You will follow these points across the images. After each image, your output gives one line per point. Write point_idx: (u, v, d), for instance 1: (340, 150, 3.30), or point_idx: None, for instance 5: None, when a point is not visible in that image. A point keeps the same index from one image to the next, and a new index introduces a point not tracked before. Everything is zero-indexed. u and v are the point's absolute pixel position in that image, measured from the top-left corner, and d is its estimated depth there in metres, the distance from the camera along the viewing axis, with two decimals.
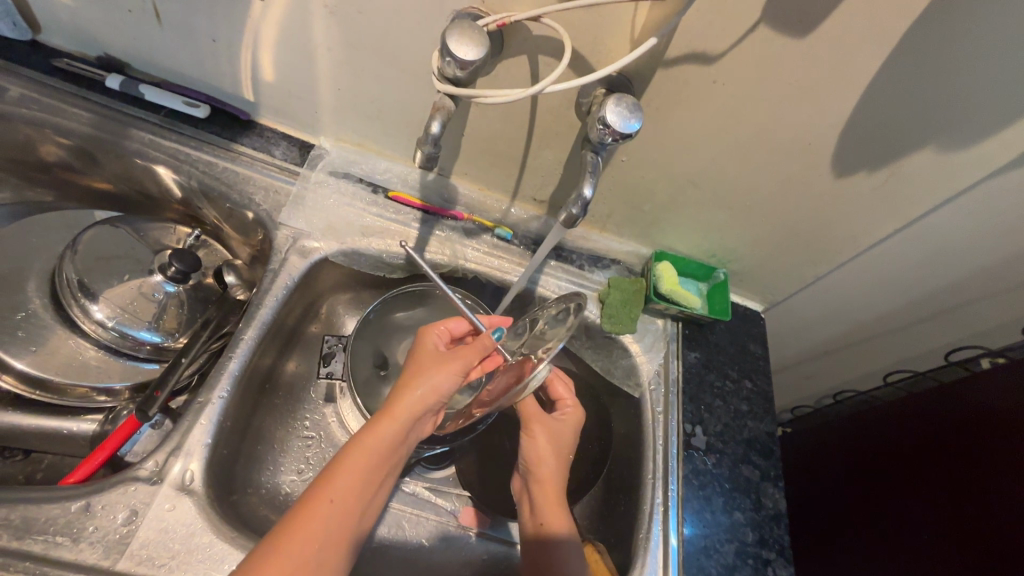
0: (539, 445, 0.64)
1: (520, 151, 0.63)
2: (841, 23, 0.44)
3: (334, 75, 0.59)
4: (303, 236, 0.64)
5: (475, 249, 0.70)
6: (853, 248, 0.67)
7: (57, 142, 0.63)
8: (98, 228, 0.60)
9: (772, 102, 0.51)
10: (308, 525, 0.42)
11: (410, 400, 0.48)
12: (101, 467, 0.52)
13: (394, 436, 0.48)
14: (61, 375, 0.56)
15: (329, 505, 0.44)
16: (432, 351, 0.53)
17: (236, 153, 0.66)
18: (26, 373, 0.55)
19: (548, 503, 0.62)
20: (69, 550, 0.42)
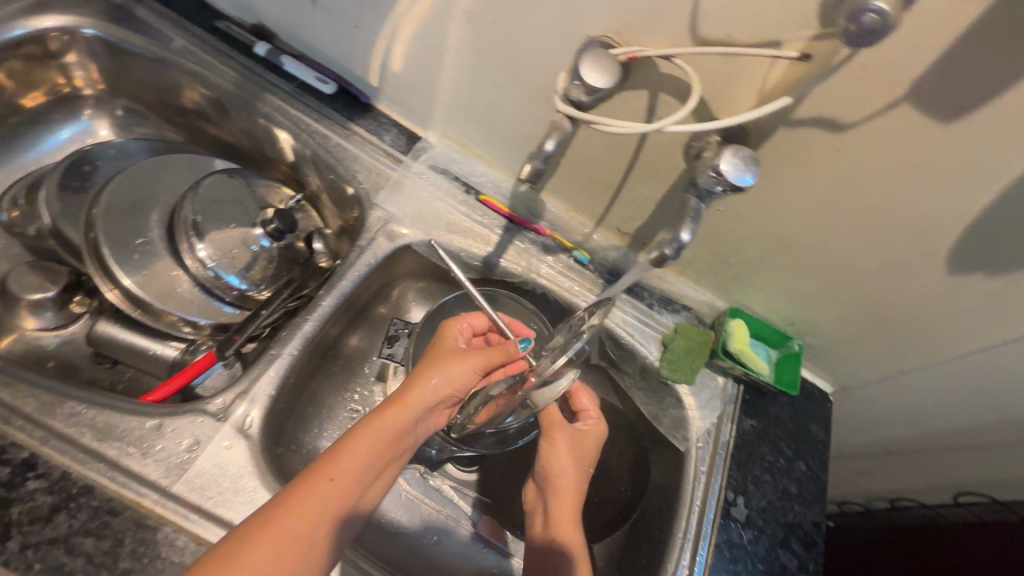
0: (555, 462, 0.60)
1: (617, 180, 0.63)
2: (992, 117, 0.41)
3: (457, 75, 0.62)
4: (393, 221, 0.67)
5: (550, 266, 0.70)
6: (949, 350, 0.62)
7: (201, 93, 0.69)
8: (218, 176, 0.65)
9: (895, 182, 0.49)
10: (308, 499, 0.43)
11: (423, 387, 0.52)
12: (176, 393, 0.57)
13: (402, 423, 0.50)
14: (158, 300, 0.60)
15: (331, 482, 0.44)
16: (451, 348, 0.57)
17: (351, 131, 0.70)
18: (131, 290, 0.59)
19: (558, 533, 0.58)
20: (136, 462, 0.46)
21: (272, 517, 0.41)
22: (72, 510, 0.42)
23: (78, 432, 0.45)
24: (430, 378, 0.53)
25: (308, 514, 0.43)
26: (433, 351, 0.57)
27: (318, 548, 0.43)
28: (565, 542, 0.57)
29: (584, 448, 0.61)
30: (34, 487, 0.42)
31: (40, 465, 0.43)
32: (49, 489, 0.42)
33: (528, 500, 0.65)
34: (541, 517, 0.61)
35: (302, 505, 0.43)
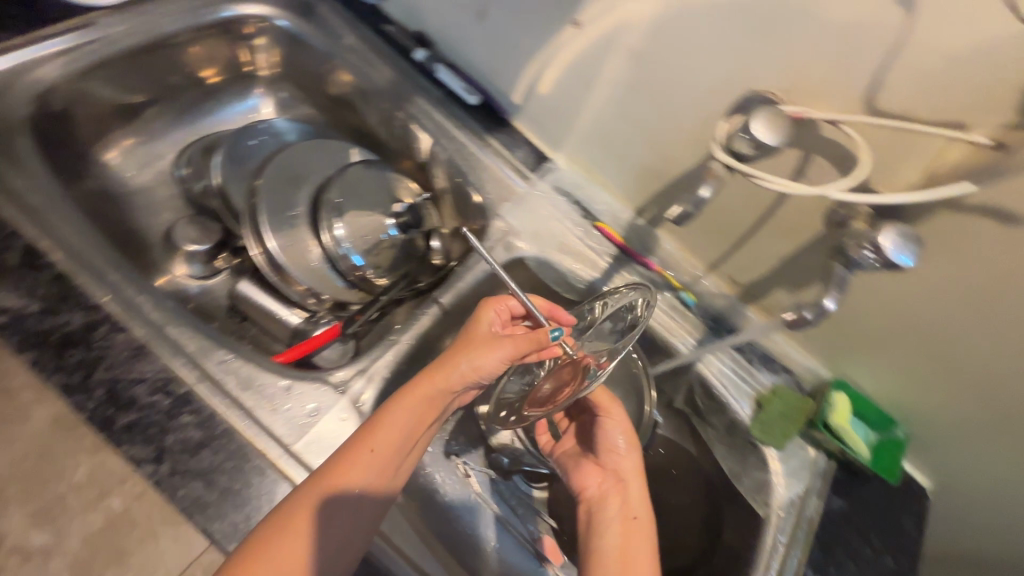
0: (620, 432, 0.63)
1: (742, 230, 0.63)
2: None
3: (602, 105, 0.64)
4: (512, 235, 0.70)
5: (654, 303, 0.70)
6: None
7: (359, 88, 0.75)
8: (360, 166, 0.71)
9: None
10: (345, 471, 0.45)
11: (453, 372, 0.52)
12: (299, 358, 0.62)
13: (428, 403, 0.51)
14: (295, 268, 0.64)
15: (365, 454, 0.47)
16: (482, 333, 0.57)
17: (486, 142, 0.73)
18: (273, 253, 0.63)
19: (631, 500, 0.59)
20: (267, 417, 0.49)
21: (310, 490, 0.44)
22: (213, 449, 0.46)
23: (223, 379, 0.49)
24: (457, 364, 0.53)
25: (345, 486, 0.45)
26: (464, 336, 0.57)
27: (355, 514, 0.45)
28: (639, 510, 0.59)
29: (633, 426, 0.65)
30: (187, 420, 0.46)
31: (194, 401, 0.47)
32: (198, 425, 0.46)
33: (584, 484, 0.63)
34: (615, 496, 0.60)
35: (339, 479, 0.45)
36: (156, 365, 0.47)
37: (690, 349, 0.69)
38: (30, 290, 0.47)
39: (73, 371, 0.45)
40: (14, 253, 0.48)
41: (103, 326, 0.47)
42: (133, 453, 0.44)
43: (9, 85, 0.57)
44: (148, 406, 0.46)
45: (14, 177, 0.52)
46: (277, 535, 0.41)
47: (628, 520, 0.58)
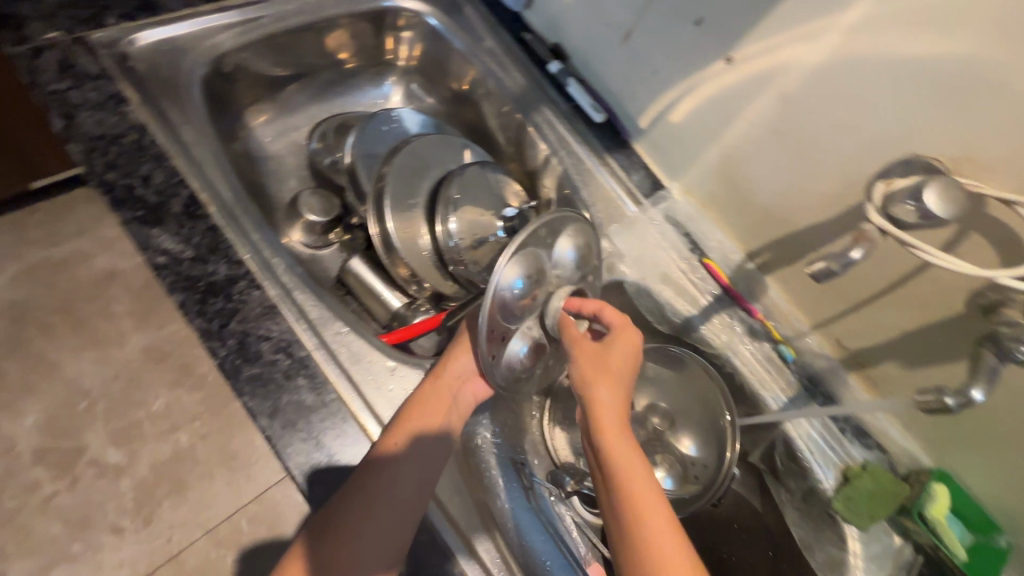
0: (586, 371, 0.49)
1: (866, 294, 0.59)
2: None
3: (734, 145, 0.63)
4: (616, 257, 0.70)
5: (749, 350, 0.68)
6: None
7: (489, 90, 0.77)
8: (476, 167, 0.72)
9: None
10: (371, 476, 0.46)
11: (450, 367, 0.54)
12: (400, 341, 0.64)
13: (438, 397, 0.52)
14: (404, 252, 0.66)
15: (388, 451, 0.47)
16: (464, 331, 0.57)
17: (603, 160, 0.73)
18: (389, 233, 0.66)
19: (606, 446, 0.45)
20: (372, 394, 0.52)
21: (339, 502, 0.45)
22: (321, 414, 0.48)
23: (338, 349, 0.52)
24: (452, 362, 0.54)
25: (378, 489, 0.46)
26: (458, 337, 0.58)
27: (394, 516, 0.45)
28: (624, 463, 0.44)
29: (614, 359, 0.50)
30: (301, 383, 0.48)
31: (310, 366, 0.49)
32: (310, 389, 0.48)
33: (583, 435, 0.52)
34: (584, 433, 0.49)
35: (366, 485, 0.45)
36: (282, 326, 0.50)
37: (779, 405, 0.66)
38: (187, 237, 0.50)
39: (210, 318, 0.48)
40: (179, 200, 0.52)
41: (242, 282, 0.50)
42: (251, 406, 0.46)
43: (191, 46, 0.62)
44: (270, 362, 0.48)
45: (185, 130, 0.57)
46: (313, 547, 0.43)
47: (614, 473, 0.44)
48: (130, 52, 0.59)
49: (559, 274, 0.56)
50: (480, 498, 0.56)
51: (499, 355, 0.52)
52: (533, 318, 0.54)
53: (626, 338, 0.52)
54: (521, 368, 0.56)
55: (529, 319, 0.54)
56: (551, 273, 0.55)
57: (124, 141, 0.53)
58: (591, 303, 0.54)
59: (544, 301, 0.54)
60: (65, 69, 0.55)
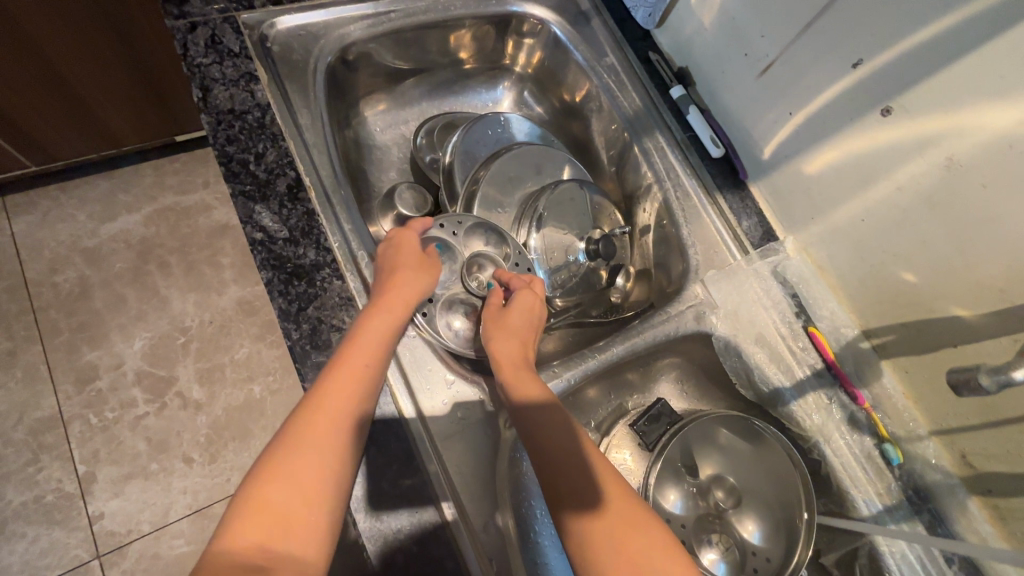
0: (507, 322, 0.56)
1: (1016, 412, 0.49)
2: None
3: (873, 206, 0.55)
4: (708, 307, 0.63)
5: (845, 442, 0.59)
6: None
7: (602, 107, 0.74)
8: (572, 185, 0.69)
9: None
10: (336, 383, 0.43)
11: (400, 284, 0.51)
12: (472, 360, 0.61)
13: (393, 315, 0.49)
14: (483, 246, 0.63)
15: (351, 357, 0.45)
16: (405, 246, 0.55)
17: (713, 199, 0.67)
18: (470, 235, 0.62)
19: (527, 383, 0.51)
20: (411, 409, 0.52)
21: (297, 426, 0.41)
22: None
23: None
24: (398, 277, 0.51)
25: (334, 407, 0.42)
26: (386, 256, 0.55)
27: (361, 424, 0.43)
28: (561, 424, 0.48)
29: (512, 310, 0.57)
30: None
31: None
32: None
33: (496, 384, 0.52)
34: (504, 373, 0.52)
35: (324, 401, 0.42)
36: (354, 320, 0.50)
37: (871, 512, 0.57)
38: (285, 217, 0.52)
39: (291, 299, 0.49)
40: (284, 180, 0.54)
41: (326, 270, 0.51)
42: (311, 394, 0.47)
43: (325, 34, 0.65)
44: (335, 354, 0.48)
45: (303, 114, 0.60)
46: (282, 464, 0.39)
47: (550, 433, 0.47)
48: (270, 35, 0.63)
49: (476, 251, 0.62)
50: (515, 529, 0.51)
51: (438, 317, 0.58)
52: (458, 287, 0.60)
53: (524, 289, 0.59)
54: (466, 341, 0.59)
55: (455, 290, 0.60)
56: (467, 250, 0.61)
57: (247, 118, 0.56)
58: (498, 272, 0.61)
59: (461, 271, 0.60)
60: (212, 45, 0.59)
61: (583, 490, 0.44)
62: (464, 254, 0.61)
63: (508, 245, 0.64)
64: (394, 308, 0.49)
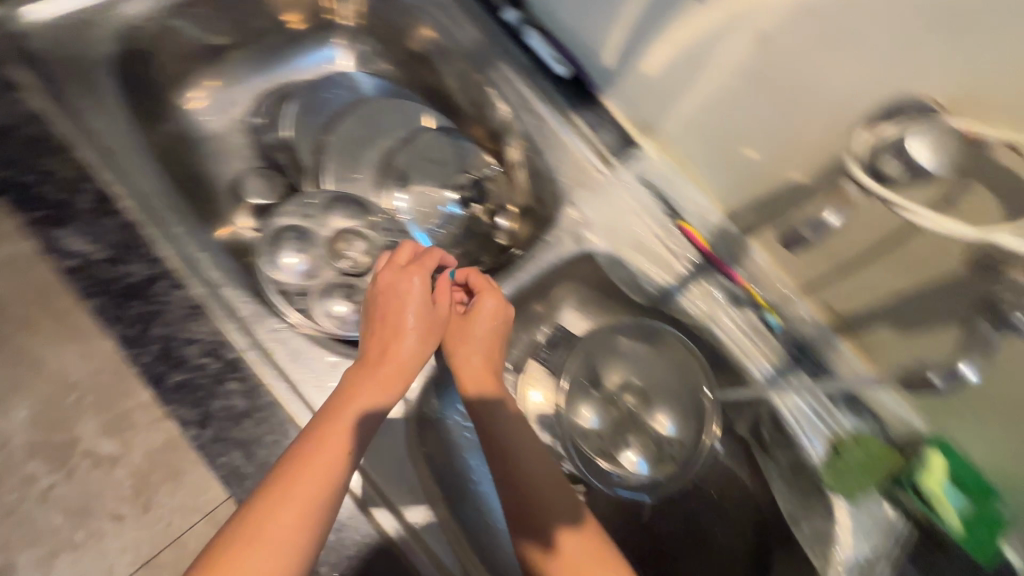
0: (477, 353, 0.56)
1: (856, 255, 0.54)
2: None
3: (710, 93, 0.56)
4: (585, 227, 0.64)
5: (732, 320, 0.63)
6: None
7: (442, 46, 0.69)
8: (429, 133, 0.71)
9: None
10: (318, 460, 0.41)
11: (397, 349, 0.49)
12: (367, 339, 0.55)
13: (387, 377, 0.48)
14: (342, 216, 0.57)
15: (335, 429, 0.43)
16: (409, 288, 0.51)
17: (570, 119, 0.67)
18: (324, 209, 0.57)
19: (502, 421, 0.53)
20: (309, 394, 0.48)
21: (270, 491, 0.40)
22: (256, 421, 0.45)
23: (275, 348, 0.48)
24: (398, 340, 0.49)
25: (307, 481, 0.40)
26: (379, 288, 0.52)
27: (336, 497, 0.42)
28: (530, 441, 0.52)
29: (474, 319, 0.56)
30: (233, 388, 0.45)
31: (242, 369, 0.46)
32: (243, 394, 0.45)
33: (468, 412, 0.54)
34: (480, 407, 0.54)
35: (300, 471, 0.41)
36: (207, 328, 0.46)
37: (763, 376, 0.63)
38: (99, 237, 0.47)
39: (130, 323, 0.45)
40: (85, 196, 0.48)
41: (162, 282, 0.46)
42: (180, 414, 0.44)
43: (99, 21, 0.58)
44: (197, 367, 0.45)
45: None
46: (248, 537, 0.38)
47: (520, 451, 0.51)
48: (21, 32, 0.55)
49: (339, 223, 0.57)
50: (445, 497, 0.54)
51: (311, 306, 0.53)
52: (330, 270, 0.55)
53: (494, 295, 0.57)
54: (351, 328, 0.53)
55: (324, 273, 0.55)
56: (323, 226, 0.56)
57: (20, 133, 0.50)
58: (466, 269, 0.57)
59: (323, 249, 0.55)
60: None
61: (561, 508, 0.48)
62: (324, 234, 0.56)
63: (374, 214, 0.59)
64: (394, 366, 0.48)
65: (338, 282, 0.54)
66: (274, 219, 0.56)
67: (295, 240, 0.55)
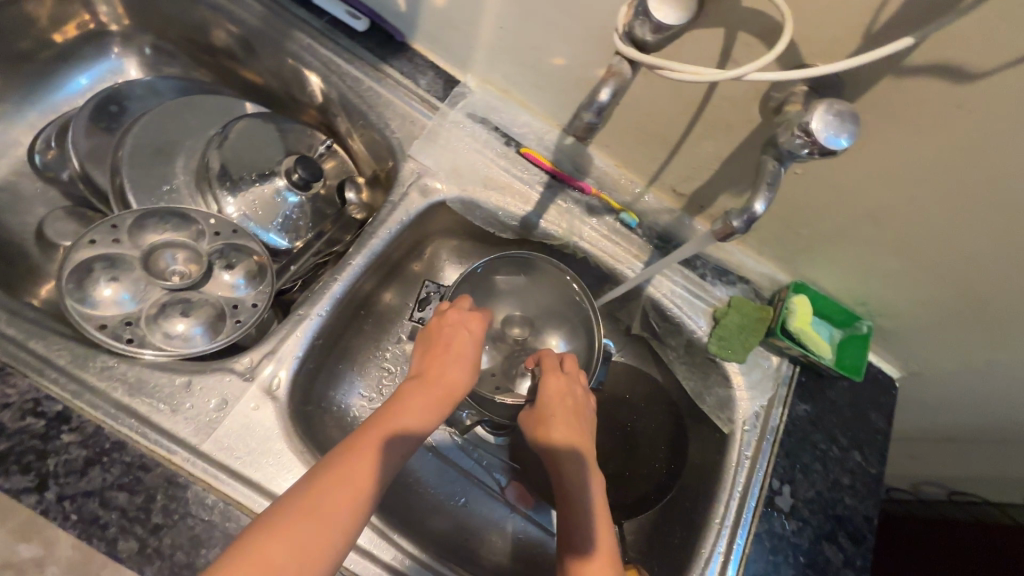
0: (569, 432, 0.55)
1: (677, 134, 0.56)
2: None
3: (500, 10, 0.55)
4: (428, 176, 0.62)
5: (593, 229, 0.64)
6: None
7: (228, 30, 0.64)
8: (250, 120, 0.62)
9: (1009, 143, 0.41)
10: (368, 451, 0.43)
11: (449, 374, 0.51)
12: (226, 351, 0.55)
13: (442, 394, 0.50)
14: (160, 231, 0.54)
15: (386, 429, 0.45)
16: (469, 339, 0.54)
17: (384, 73, 0.64)
18: (136, 229, 0.54)
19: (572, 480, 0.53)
20: (166, 419, 0.46)
21: (324, 475, 0.41)
22: (105, 464, 0.43)
23: (110, 386, 0.46)
24: (450, 369, 0.52)
25: (352, 477, 0.41)
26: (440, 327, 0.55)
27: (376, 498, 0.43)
28: (573, 479, 0.53)
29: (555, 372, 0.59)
30: (68, 440, 0.43)
31: (73, 419, 0.44)
32: (82, 443, 0.43)
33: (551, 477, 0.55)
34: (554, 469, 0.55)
35: (352, 462, 0.42)
36: (22, 386, 0.44)
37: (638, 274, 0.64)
38: None
39: None
40: None
41: None
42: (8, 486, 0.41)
43: None
44: (21, 430, 0.42)
45: None
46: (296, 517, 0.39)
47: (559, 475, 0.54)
48: None
49: (157, 240, 0.54)
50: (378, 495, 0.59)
51: (144, 331, 0.50)
52: (159, 289, 0.53)
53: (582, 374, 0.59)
54: (196, 343, 0.52)
55: (152, 293, 0.52)
56: (140, 247, 0.53)
57: None
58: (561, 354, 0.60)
59: (145, 271, 0.53)
60: None
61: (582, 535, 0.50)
62: (139, 257, 0.53)
63: (198, 222, 0.56)
64: (449, 386, 0.51)
65: (170, 300, 0.52)
66: (74, 250, 0.52)
67: (106, 270, 0.52)
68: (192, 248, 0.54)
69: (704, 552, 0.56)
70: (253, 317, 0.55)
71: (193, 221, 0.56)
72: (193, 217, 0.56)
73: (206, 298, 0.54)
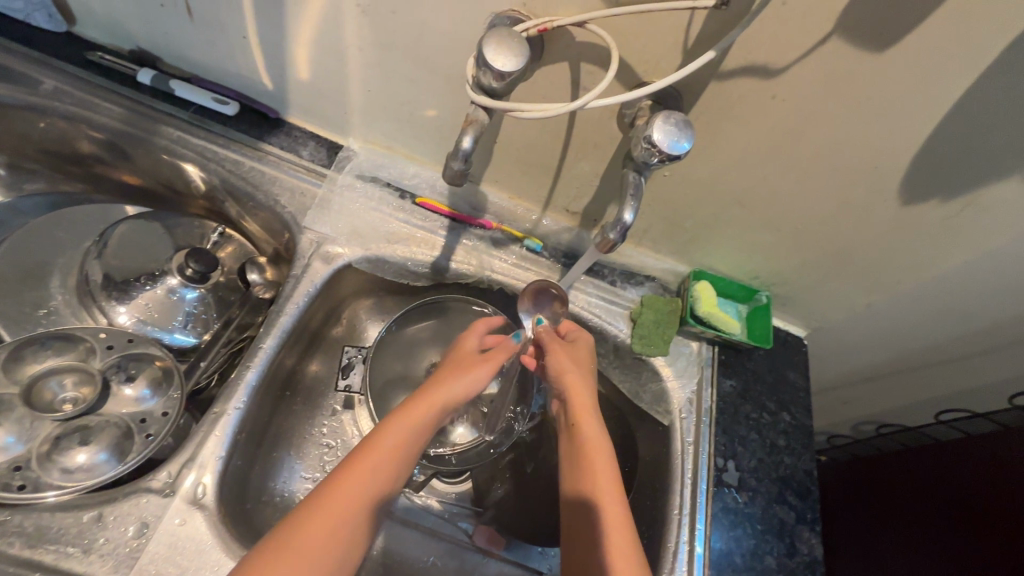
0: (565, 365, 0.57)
1: (555, 159, 0.59)
2: (917, 45, 0.40)
3: (364, 76, 0.57)
4: (328, 242, 0.62)
5: (502, 261, 0.67)
6: (927, 276, 0.59)
7: (89, 137, 0.62)
8: (131, 223, 0.60)
9: (821, 120, 0.48)
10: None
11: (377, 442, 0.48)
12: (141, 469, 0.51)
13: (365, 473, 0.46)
14: (43, 360, 0.51)
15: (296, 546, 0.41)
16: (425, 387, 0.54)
17: (263, 151, 0.64)
18: (15, 365, 0.50)
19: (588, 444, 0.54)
20: (79, 562, 0.42)
21: None
22: None
23: (6, 542, 0.42)
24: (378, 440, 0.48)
25: None
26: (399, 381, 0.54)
27: None
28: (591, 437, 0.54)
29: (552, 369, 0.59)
30: None
31: None
32: None
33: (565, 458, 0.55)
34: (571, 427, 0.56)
35: None
36: None
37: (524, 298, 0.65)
38: None
39: None
40: None
41: None
42: None
43: None
44: None
45: None
46: None
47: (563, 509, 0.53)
48: None
49: (44, 370, 0.51)
50: None
51: (43, 471, 0.46)
52: (52, 422, 0.49)
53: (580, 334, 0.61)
54: (105, 468, 0.48)
55: (45, 427, 0.49)
56: (24, 383, 0.50)
57: None
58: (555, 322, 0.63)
59: (34, 405, 0.49)
60: None
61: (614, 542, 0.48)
62: (22, 394, 0.50)
63: (84, 339, 0.53)
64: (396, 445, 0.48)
65: (68, 429, 0.49)
66: None
67: None
68: (84, 368, 0.52)
69: (670, 547, 0.58)
70: (167, 424, 0.52)
71: (79, 340, 0.53)
72: (76, 336, 0.53)
73: (109, 418, 0.51)
